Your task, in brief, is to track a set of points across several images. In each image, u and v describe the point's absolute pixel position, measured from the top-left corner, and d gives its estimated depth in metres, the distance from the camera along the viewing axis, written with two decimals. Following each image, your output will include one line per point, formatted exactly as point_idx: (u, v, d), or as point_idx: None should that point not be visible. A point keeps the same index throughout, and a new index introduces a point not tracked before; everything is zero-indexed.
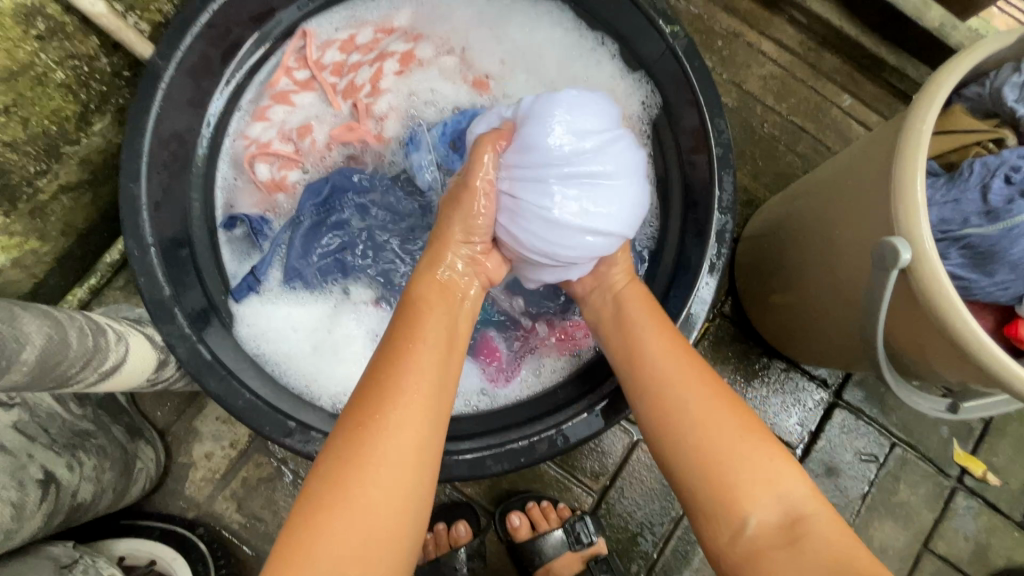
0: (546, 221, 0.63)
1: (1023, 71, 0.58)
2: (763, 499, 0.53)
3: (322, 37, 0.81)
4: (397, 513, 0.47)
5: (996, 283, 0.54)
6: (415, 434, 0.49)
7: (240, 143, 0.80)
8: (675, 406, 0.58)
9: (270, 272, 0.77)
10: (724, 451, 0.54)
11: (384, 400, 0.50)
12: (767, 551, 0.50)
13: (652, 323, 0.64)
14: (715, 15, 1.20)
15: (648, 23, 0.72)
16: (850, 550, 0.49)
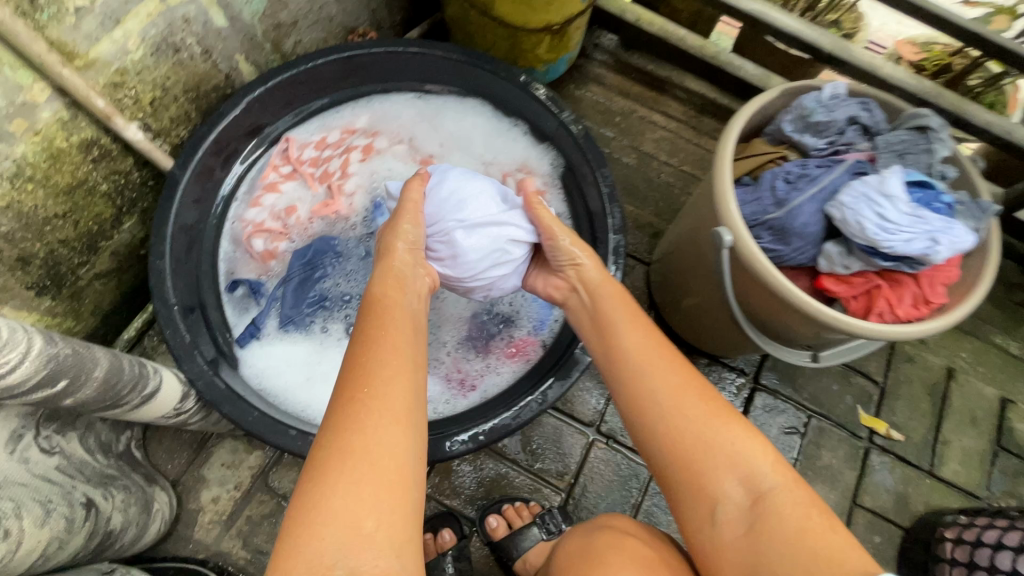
0: (494, 252, 0.88)
1: (791, 111, 0.84)
2: (732, 474, 0.62)
3: (301, 141, 1.06)
4: (393, 465, 0.54)
5: (794, 249, 0.76)
6: (403, 404, 0.59)
7: (239, 225, 1.01)
8: (647, 397, 0.69)
9: (267, 321, 0.94)
10: (686, 439, 0.65)
11: (377, 383, 0.59)
12: (729, 528, 0.61)
13: (613, 335, 0.77)
14: (612, 99, 1.55)
15: (544, 108, 0.99)
16: (807, 518, 0.57)
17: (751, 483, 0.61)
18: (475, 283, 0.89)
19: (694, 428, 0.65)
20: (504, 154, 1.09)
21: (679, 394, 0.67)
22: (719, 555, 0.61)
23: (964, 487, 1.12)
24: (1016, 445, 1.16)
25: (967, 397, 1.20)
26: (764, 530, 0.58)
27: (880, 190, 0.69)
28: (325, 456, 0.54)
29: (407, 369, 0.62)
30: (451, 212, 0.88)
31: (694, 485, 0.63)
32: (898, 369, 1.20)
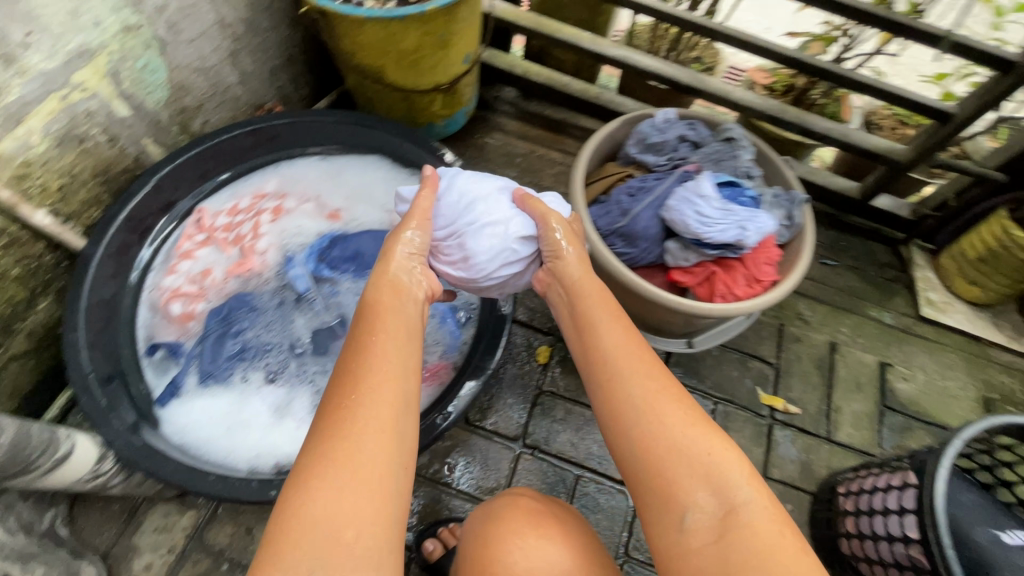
0: (505, 252, 0.90)
1: (633, 135, 0.99)
2: (703, 485, 0.60)
3: (213, 210, 1.14)
4: (373, 475, 0.57)
5: (641, 250, 0.90)
6: (386, 416, 0.62)
7: (156, 293, 1.07)
8: (622, 395, 0.68)
9: (186, 378, 0.99)
10: (660, 442, 0.64)
11: (358, 397, 0.62)
12: (697, 543, 0.58)
13: (590, 331, 0.77)
14: (513, 143, 1.72)
15: (431, 157, 1.13)
16: (776, 538, 0.56)
17: (723, 497, 0.59)
18: (488, 283, 0.91)
19: (671, 431, 0.64)
20: None
21: (657, 397, 0.67)
22: (686, 564, 0.58)
23: (859, 447, 1.24)
24: (898, 403, 1.30)
25: (850, 366, 1.34)
26: (731, 542, 0.56)
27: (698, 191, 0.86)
28: (306, 466, 0.57)
29: (390, 382, 0.65)
30: (460, 217, 0.91)
31: (663, 494, 0.62)
32: (788, 350, 1.34)
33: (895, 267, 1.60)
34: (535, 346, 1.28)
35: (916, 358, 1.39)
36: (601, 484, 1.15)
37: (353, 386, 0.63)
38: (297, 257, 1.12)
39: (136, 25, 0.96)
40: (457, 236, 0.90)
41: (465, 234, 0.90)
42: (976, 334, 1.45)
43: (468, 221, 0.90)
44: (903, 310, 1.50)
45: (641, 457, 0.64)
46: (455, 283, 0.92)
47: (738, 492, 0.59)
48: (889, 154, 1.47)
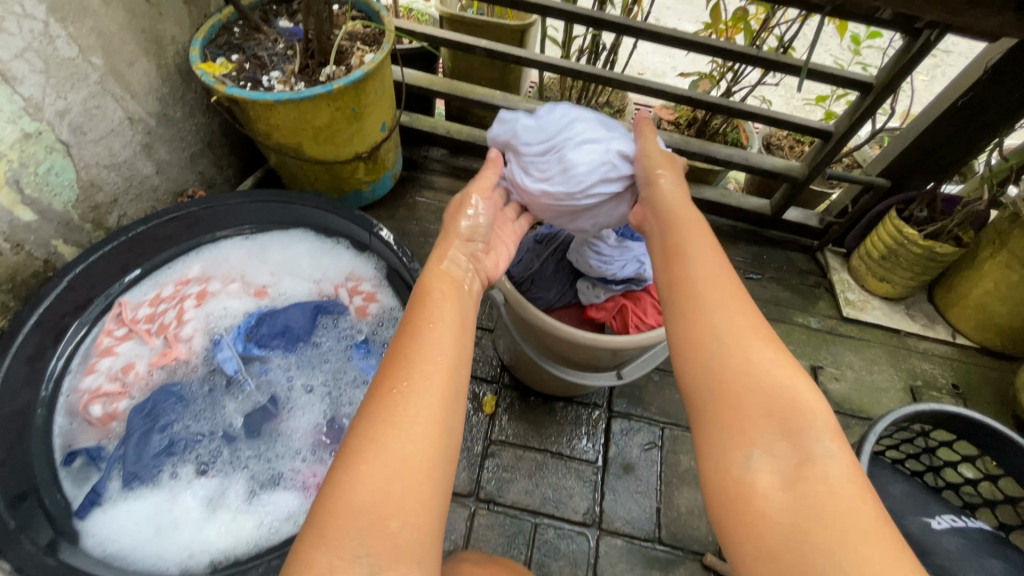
0: (606, 166, 0.86)
1: None
2: (777, 432, 0.55)
3: (134, 302, 1.13)
4: (420, 458, 0.54)
5: (554, 296, 1.04)
6: (438, 400, 0.58)
7: (74, 395, 1.03)
8: (706, 326, 0.63)
9: (109, 484, 0.94)
10: (734, 378, 0.59)
11: (415, 377, 0.59)
12: (765, 491, 0.52)
13: (677, 253, 0.71)
14: (444, 198, 1.78)
15: (352, 224, 1.16)
16: (857, 496, 0.50)
17: (800, 448, 0.53)
18: (586, 205, 0.87)
19: (747, 364, 0.59)
20: (331, 270, 1.22)
21: (745, 331, 0.61)
22: (751, 512, 0.52)
23: None
24: (832, 403, 1.36)
25: None
26: (804, 491, 0.51)
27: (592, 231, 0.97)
28: (359, 444, 0.54)
29: (444, 368, 0.60)
30: (557, 132, 0.88)
31: (730, 434, 0.56)
32: None
33: (815, 272, 1.70)
34: (480, 397, 1.28)
35: (843, 358, 1.47)
36: (560, 529, 1.13)
37: (414, 357, 0.60)
38: (224, 340, 1.11)
39: (36, 131, 0.97)
40: (555, 151, 0.87)
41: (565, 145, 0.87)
42: (894, 327, 1.55)
43: (568, 135, 0.87)
44: (827, 312, 1.59)
45: (717, 393, 0.59)
46: (550, 200, 0.88)
47: (818, 441, 0.54)
48: (788, 171, 1.60)
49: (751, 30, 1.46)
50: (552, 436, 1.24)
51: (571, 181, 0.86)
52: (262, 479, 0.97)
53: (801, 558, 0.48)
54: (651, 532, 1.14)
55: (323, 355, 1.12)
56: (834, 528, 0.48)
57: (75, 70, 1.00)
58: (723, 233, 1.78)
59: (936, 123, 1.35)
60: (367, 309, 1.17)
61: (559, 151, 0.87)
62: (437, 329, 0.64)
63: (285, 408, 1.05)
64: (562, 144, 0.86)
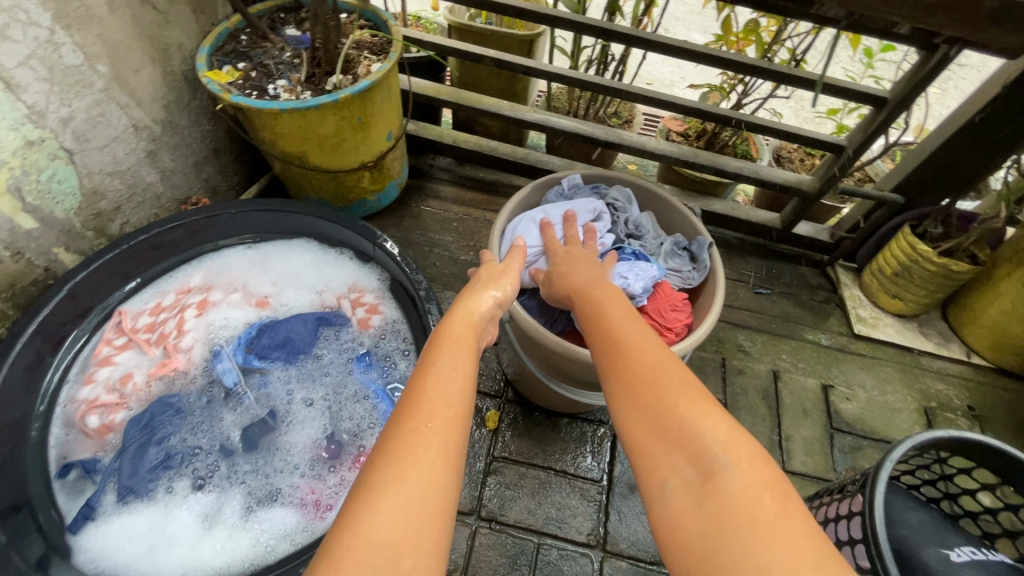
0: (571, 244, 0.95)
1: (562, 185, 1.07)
2: (688, 457, 0.57)
3: (134, 311, 1.11)
4: (431, 495, 0.51)
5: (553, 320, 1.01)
6: (450, 438, 0.56)
7: (71, 406, 1.01)
8: (631, 370, 0.67)
9: (103, 498, 0.92)
10: (641, 423, 0.62)
11: (424, 411, 0.57)
12: (681, 514, 0.54)
13: (598, 313, 0.78)
14: (449, 208, 1.76)
15: (356, 234, 1.15)
16: (760, 508, 0.51)
17: (708, 466, 0.55)
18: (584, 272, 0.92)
19: (646, 404, 0.62)
20: (334, 281, 1.20)
21: (662, 374, 0.65)
22: (676, 545, 0.53)
23: (814, 474, 1.25)
24: (844, 424, 1.33)
25: (794, 392, 1.37)
26: (711, 510, 0.52)
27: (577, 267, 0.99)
28: (371, 476, 0.52)
29: (457, 407, 0.59)
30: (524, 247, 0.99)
31: (648, 467, 0.59)
32: (733, 383, 1.37)
33: (825, 288, 1.67)
34: (483, 412, 1.26)
35: (855, 377, 1.43)
36: (563, 550, 1.10)
37: (431, 395, 0.60)
38: (224, 351, 1.09)
39: (39, 139, 0.96)
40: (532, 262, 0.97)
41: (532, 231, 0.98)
42: (907, 345, 1.52)
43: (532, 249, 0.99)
44: (838, 329, 1.55)
45: (637, 432, 0.61)
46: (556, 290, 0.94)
47: (715, 454, 0.56)
48: (798, 185, 1.57)
49: (763, 43, 1.44)
50: (556, 453, 1.21)
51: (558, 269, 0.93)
52: (259, 496, 0.95)
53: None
54: (656, 555, 1.11)
55: (324, 368, 1.10)
56: (741, 540, 0.49)
57: (80, 77, 0.99)
58: (732, 246, 1.76)
59: (952, 138, 1.32)
60: (369, 321, 1.16)
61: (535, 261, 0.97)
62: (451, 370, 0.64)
63: (284, 422, 1.03)
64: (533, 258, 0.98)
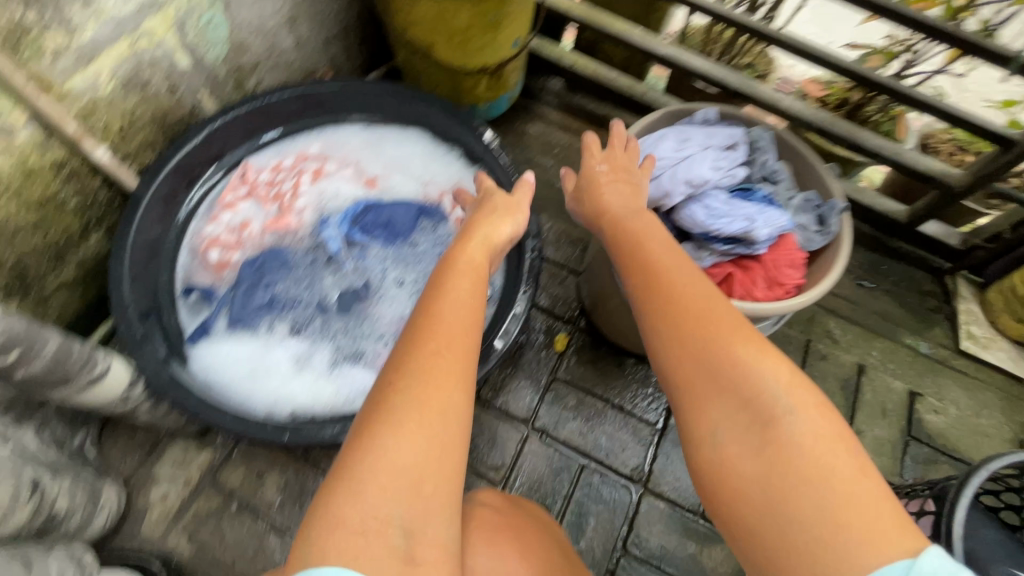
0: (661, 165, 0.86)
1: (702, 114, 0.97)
2: (743, 407, 0.59)
3: (257, 166, 1.19)
4: (447, 416, 0.60)
5: None
6: (457, 366, 0.64)
7: (197, 239, 1.12)
8: (680, 319, 0.66)
9: (217, 321, 1.04)
10: (690, 369, 0.64)
11: (433, 348, 0.64)
12: (734, 458, 0.59)
13: (643, 253, 0.75)
14: (553, 133, 1.73)
15: (471, 132, 1.15)
16: (821, 451, 0.55)
17: (766, 414, 0.58)
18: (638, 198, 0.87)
19: (698, 353, 0.63)
20: (439, 176, 1.22)
21: (718, 324, 0.64)
22: (732, 491, 0.59)
23: (878, 473, 1.20)
24: (923, 434, 1.25)
25: (877, 391, 1.29)
26: (772, 456, 0.57)
27: (703, 186, 0.85)
28: (394, 410, 0.59)
29: (461, 338, 0.67)
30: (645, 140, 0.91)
31: (697, 415, 0.63)
32: (813, 366, 1.31)
33: (938, 296, 1.53)
34: (553, 334, 1.28)
35: (948, 392, 1.33)
36: (605, 477, 1.14)
37: (440, 329, 0.66)
38: (330, 219, 1.15)
39: None
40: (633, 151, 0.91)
41: (648, 141, 0.90)
42: (1017, 375, 1.38)
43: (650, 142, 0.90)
44: (941, 340, 1.43)
45: (689, 380, 0.63)
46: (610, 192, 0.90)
47: (777, 401, 0.59)
48: (943, 177, 1.40)
49: (955, 4, 1.24)
50: (616, 388, 1.23)
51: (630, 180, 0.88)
52: (345, 352, 1.03)
53: (775, 518, 0.55)
54: (696, 504, 1.12)
55: (417, 255, 1.14)
56: (804, 487, 0.54)
57: None
58: None
59: None
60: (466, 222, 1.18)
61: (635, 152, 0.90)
62: (459, 304, 0.70)
63: (373, 296, 1.09)
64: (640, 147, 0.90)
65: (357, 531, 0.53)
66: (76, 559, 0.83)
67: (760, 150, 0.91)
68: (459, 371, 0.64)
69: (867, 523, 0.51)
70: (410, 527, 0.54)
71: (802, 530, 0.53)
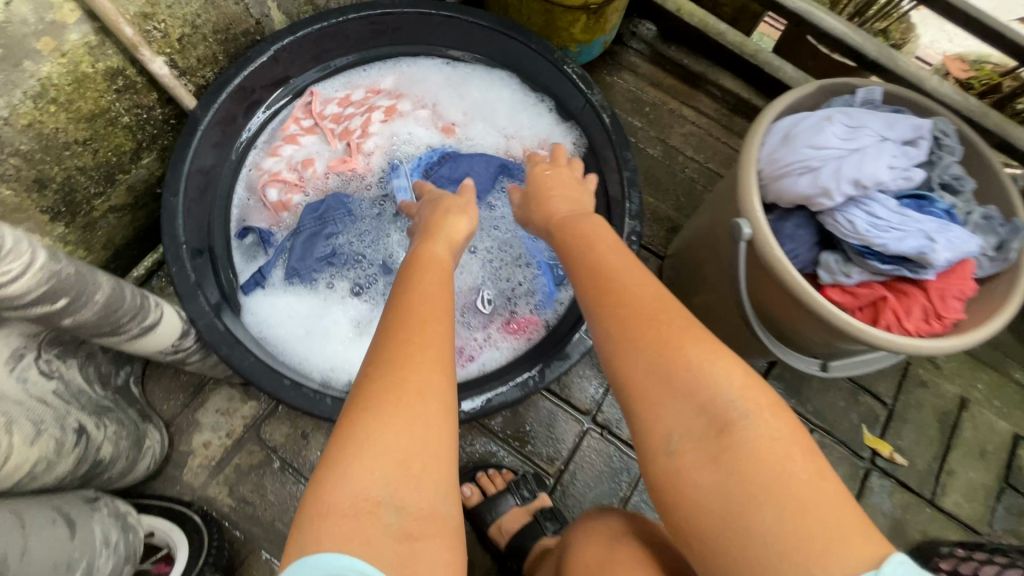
0: (824, 153, 0.69)
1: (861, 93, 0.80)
2: (698, 409, 0.52)
3: (325, 96, 1.05)
4: (423, 395, 0.54)
5: None
6: (431, 347, 0.58)
7: (255, 173, 1.01)
8: (632, 319, 0.59)
9: (273, 271, 0.94)
10: (642, 374, 0.56)
11: (419, 332, 0.59)
12: (690, 467, 0.51)
13: (597, 254, 0.68)
14: (644, 88, 1.51)
15: (572, 84, 0.97)
16: (780, 454, 0.49)
17: (720, 416, 0.52)
18: (781, 189, 0.73)
19: (653, 356, 0.56)
20: (526, 129, 1.07)
21: (675, 326, 0.57)
22: (687, 504, 0.51)
23: (965, 521, 1.09)
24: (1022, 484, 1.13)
25: (978, 430, 1.16)
26: (728, 462, 0.49)
27: (871, 188, 0.68)
28: (383, 396, 0.54)
29: (427, 319, 0.61)
30: (805, 117, 0.73)
31: (649, 420, 0.55)
32: (910, 393, 1.17)
33: None
34: None
35: None
36: None
37: (417, 312, 0.61)
38: (402, 167, 1.03)
39: None
40: (787, 129, 0.74)
41: (807, 121, 0.72)
42: None
43: (812, 119, 0.72)
44: None
45: (646, 384, 0.55)
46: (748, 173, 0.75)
47: (730, 404, 0.52)
48: None
49: None
50: None
51: (778, 167, 0.72)
52: None
53: (735, 533, 0.48)
54: None
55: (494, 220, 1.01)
56: (765, 496, 0.47)
57: None
58: None
59: None
60: None
61: (790, 130, 0.73)
62: (427, 291, 0.65)
63: None
64: (799, 124, 0.73)
65: (344, 514, 0.48)
66: (96, 505, 0.76)
67: (942, 148, 0.74)
68: (433, 352, 0.59)
69: (834, 536, 0.45)
70: (400, 508, 0.49)
71: (765, 542, 0.46)
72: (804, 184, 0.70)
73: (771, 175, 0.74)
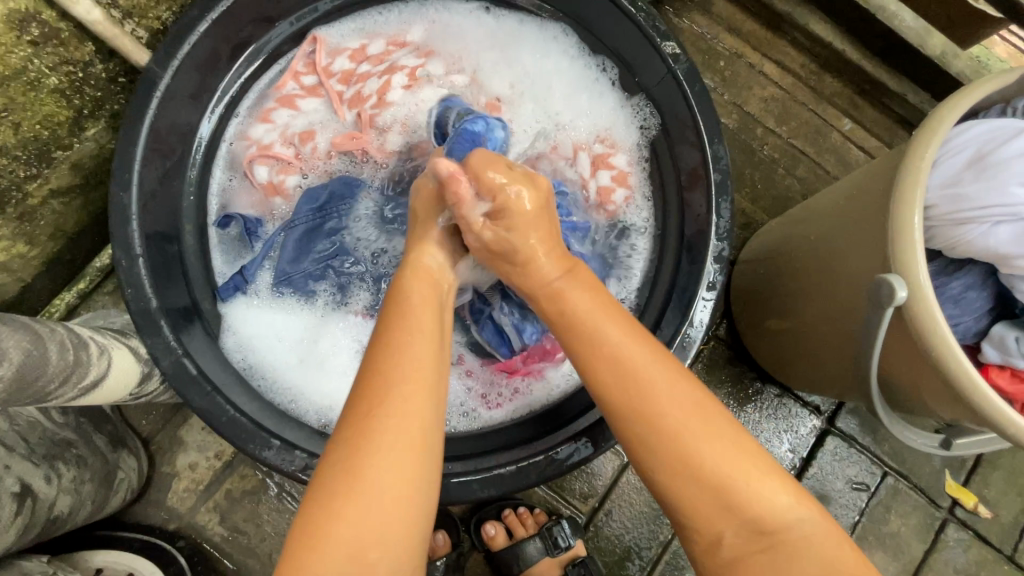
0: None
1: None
2: (741, 517, 0.46)
3: (333, 44, 0.81)
4: (386, 479, 0.44)
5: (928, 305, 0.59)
6: (412, 415, 0.47)
7: (241, 144, 0.80)
8: (666, 422, 0.47)
9: (259, 274, 0.77)
10: (690, 481, 0.46)
11: (384, 397, 0.47)
12: (748, 566, 0.46)
13: (592, 330, 0.52)
14: (718, 36, 1.15)
15: (648, 46, 0.71)
16: (836, 556, 0.45)
17: (762, 523, 0.46)
18: (959, 244, 0.54)
19: (700, 471, 0.46)
20: (582, 117, 0.83)
21: (707, 434, 0.47)
22: None
23: None
24: None
25: None
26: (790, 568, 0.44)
27: None
28: (340, 483, 0.44)
29: (413, 376, 0.48)
30: (1003, 139, 0.52)
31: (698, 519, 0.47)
32: None
33: None
34: None
35: None
36: None
37: (396, 376, 0.48)
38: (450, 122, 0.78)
39: None
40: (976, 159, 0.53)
41: (1018, 143, 0.51)
42: None
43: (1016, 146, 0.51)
44: None
45: (692, 491, 0.46)
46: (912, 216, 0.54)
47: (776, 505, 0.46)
48: None
49: None
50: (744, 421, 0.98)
51: (960, 216, 0.53)
52: None
53: None
54: None
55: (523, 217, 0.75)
56: None
57: None
58: None
59: None
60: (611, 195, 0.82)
61: (980, 161, 0.53)
62: (409, 330, 0.51)
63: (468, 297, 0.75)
64: (996, 152, 0.52)
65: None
66: None
67: None
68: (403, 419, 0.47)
69: None
70: None
71: None
72: (1006, 237, 0.51)
73: (947, 219, 0.54)
